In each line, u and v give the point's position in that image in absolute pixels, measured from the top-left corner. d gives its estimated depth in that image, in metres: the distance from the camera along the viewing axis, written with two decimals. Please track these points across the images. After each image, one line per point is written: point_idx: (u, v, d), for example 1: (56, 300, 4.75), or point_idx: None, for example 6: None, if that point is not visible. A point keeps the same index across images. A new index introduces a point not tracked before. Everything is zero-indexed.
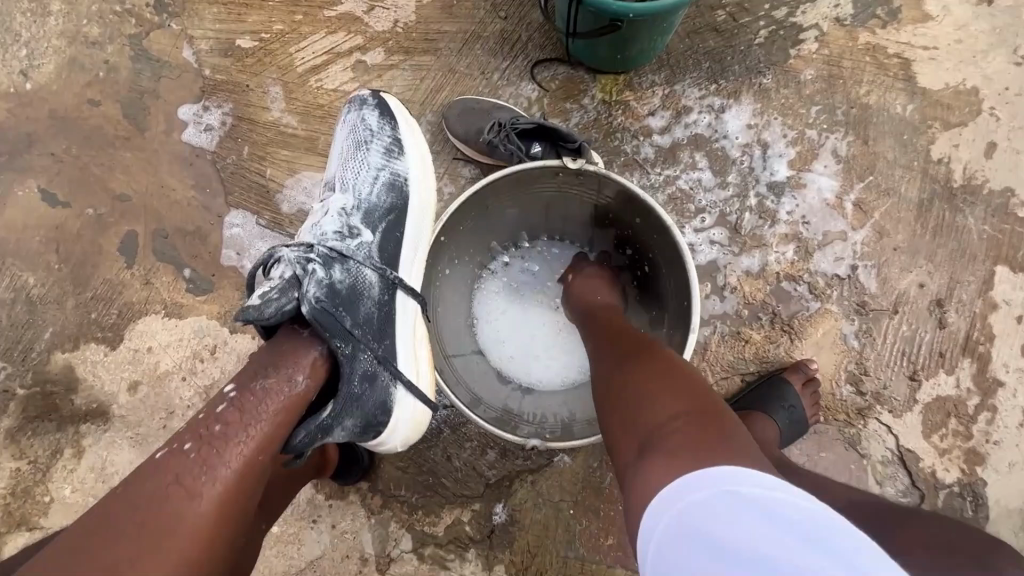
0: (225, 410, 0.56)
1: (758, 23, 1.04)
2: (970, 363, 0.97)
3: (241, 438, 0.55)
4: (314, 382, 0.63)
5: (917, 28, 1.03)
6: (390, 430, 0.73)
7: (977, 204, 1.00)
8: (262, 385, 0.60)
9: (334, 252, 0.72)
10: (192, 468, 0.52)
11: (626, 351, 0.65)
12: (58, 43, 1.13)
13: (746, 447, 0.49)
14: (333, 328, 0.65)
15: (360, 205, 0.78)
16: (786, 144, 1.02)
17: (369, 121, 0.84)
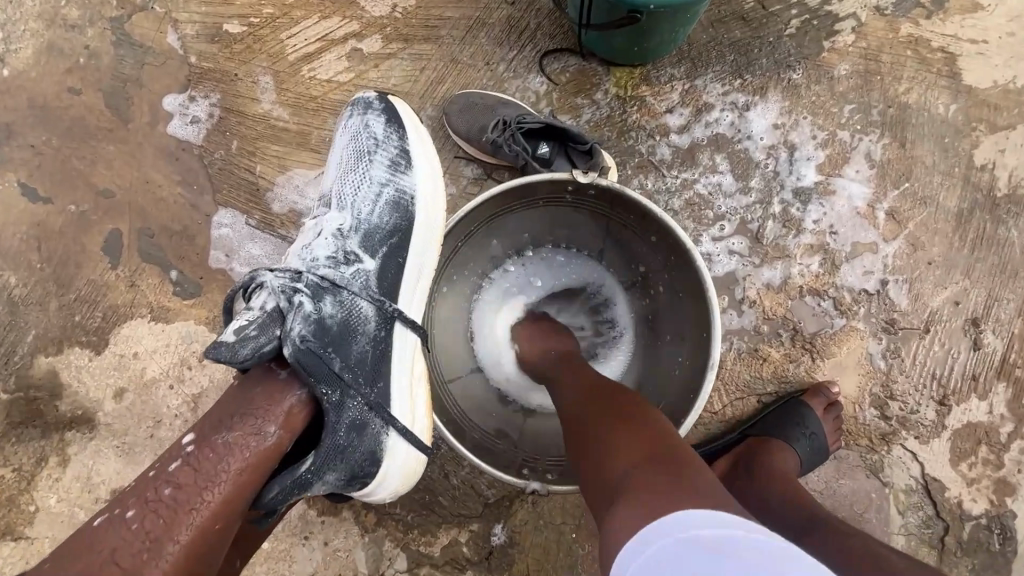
0: (179, 469, 0.52)
1: (790, 11, 0.95)
2: (1005, 388, 0.91)
3: (194, 506, 0.50)
4: (289, 435, 0.57)
5: (966, 18, 0.93)
6: (380, 479, 0.67)
7: (1022, 215, 0.92)
8: (226, 438, 0.54)
9: (324, 283, 0.66)
10: (133, 544, 0.47)
11: (599, 389, 0.63)
12: (35, 26, 1.06)
13: (714, 481, 0.46)
14: (316, 373, 0.59)
15: (358, 226, 0.71)
16: (815, 146, 0.94)
17: (374, 129, 0.76)
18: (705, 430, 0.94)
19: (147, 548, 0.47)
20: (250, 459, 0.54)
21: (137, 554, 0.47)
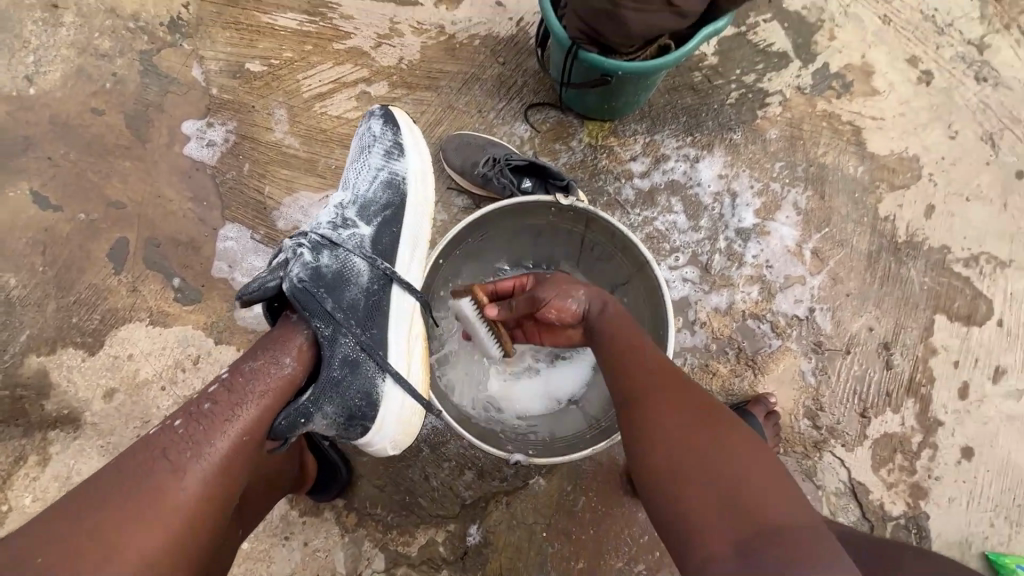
0: (216, 390, 0.60)
1: (730, 86, 1.15)
2: (914, 403, 1.06)
3: (228, 417, 0.58)
4: (302, 367, 0.66)
5: (867, 100, 1.16)
6: (378, 427, 0.74)
7: (918, 258, 1.11)
8: (252, 367, 0.63)
9: (325, 240, 0.74)
10: (179, 444, 0.54)
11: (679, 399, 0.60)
12: (67, 53, 1.16)
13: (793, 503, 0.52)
14: (313, 309, 0.67)
15: (356, 200, 0.81)
16: (752, 194, 1.12)
17: (373, 128, 0.87)
18: None
19: (192, 447, 0.55)
20: (274, 383, 0.62)
21: (185, 452, 0.54)
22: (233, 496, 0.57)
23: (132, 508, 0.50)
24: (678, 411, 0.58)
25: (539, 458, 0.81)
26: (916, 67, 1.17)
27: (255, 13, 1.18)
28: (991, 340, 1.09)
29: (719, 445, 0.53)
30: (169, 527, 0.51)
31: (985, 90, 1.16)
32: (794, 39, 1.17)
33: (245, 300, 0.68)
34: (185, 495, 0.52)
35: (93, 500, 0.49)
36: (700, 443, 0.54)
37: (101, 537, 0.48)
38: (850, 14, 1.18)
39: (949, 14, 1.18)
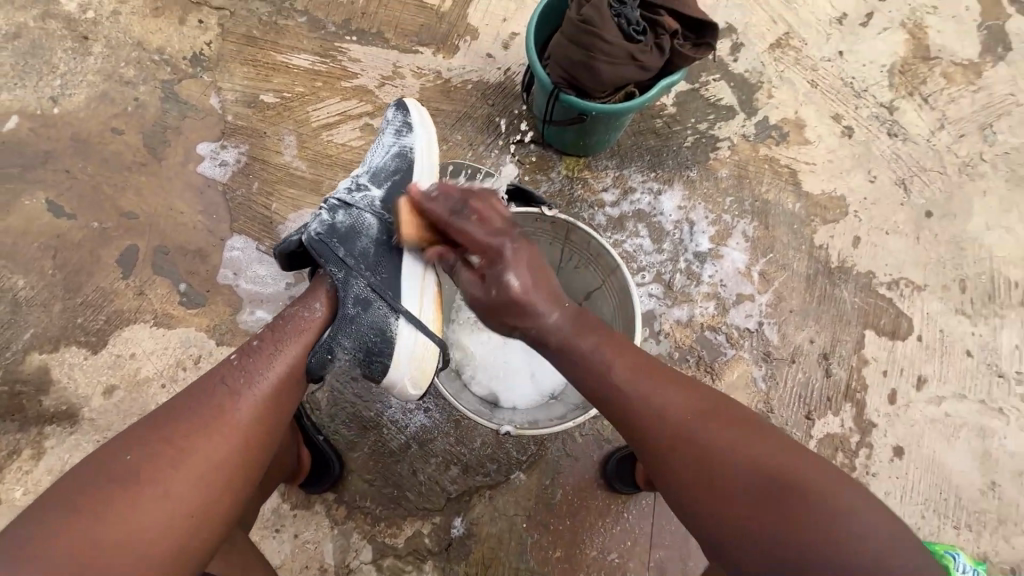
0: (263, 335, 0.79)
1: (686, 131, 1.34)
2: (851, 407, 1.21)
3: (272, 353, 0.76)
4: (329, 310, 0.84)
5: (801, 148, 1.35)
6: (395, 363, 0.85)
7: (849, 281, 1.29)
8: (291, 312, 0.82)
9: (341, 200, 0.88)
10: (235, 374, 0.72)
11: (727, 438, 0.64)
12: (93, 79, 1.27)
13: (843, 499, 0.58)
14: (329, 255, 0.83)
15: (369, 171, 0.92)
16: (707, 223, 1.29)
17: (388, 113, 0.99)
18: None
19: (245, 376, 0.72)
20: (306, 328, 0.81)
21: (240, 380, 0.71)
22: (276, 420, 0.73)
23: (197, 424, 0.65)
24: (701, 458, 0.63)
25: (525, 430, 0.92)
26: (841, 122, 1.37)
27: (271, 52, 1.30)
28: (913, 353, 1.25)
29: (751, 477, 0.60)
30: (225, 439, 0.66)
31: (897, 143, 1.37)
32: (739, 96, 1.37)
33: (281, 254, 0.88)
34: (238, 415, 0.68)
35: (167, 417, 0.65)
36: (735, 478, 0.61)
37: (173, 445, 0.63)
38: (785, 77, 1.38)
39: (865, 81, 1.39)
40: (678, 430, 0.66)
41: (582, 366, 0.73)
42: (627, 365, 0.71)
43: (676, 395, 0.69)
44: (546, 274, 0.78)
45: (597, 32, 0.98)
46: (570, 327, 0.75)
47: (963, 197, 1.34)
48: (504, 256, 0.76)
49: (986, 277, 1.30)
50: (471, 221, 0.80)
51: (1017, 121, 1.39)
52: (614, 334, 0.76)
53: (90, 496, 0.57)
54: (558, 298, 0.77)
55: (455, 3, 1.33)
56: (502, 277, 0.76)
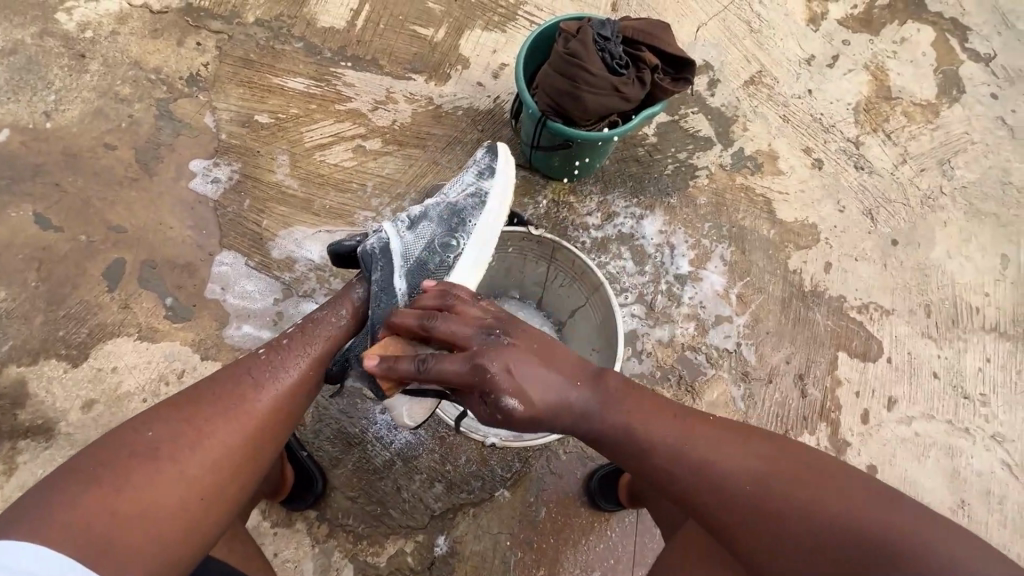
0: (292, 331, 0.85)
1: (667, 160, 1.40)
2: (825, 426, 1.26)
3: (300, 352, 0.81)
4: (355, 320, 0.89)
5: (774, 178, 1.42)
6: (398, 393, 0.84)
7: (821, 304, 1.34)
8: (320, 314, 0.88)
9: (408, 223, 0.95)
10: (261, 367, 0.77)
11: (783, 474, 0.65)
12: (88, 95, 1.29)
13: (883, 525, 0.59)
14: (372, 267, 0.90)
15: (441, 204, 0.97)
16: (687, 247, 1.34)
17: (479, 153, 1.04)
18: None
19: (270, 370, 0.77)
20: (333, 332, 0.87)
21: (264, 372, 0.77)
22: (294, 412, 0.78)
23: (219, 411, 0.71)
24: (763, 509, 0.64)
25: (510, 441, 0.96)
26: (811, 155, 1.45)
27: (268, 75, 1.33)
28: (884, 373, 1.30)
29: (813, 525, 0.61)
30: (243, 427, 0.71)
31: (862, 176, 1.45)
32: (716, 128, 1.44)
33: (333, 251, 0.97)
34: (257, 408, 0.73)
35: (191, 400, 0.71)
36: (785, 518, 0.63)
37: (193, 429, 0.68)
38: (758, 112, 1.46)
39: (832, 117, 1.48)
40: (730, 492, 0.66)
41: (621, 445, 0.71)
42: (664, 433, 0.70)
43: (726, 459, 0.67)
44: (539, 379, 0.71)
45: (582, 65, 1.04)
46: (599, 407, 0.72)
47: (925, 227, 1.42)
48: (493, 381, 0.70)
49: (950, 302, 1.37)
50: (444, 361, 0.72)
51: (972, 157, 1.49)
52: (645, 394, 0.74)
53: (112, 467, 0.63)
54: (574, 379, 0.73)
55: (448, 34, 1.39)
56: (501, 401, 0.70)
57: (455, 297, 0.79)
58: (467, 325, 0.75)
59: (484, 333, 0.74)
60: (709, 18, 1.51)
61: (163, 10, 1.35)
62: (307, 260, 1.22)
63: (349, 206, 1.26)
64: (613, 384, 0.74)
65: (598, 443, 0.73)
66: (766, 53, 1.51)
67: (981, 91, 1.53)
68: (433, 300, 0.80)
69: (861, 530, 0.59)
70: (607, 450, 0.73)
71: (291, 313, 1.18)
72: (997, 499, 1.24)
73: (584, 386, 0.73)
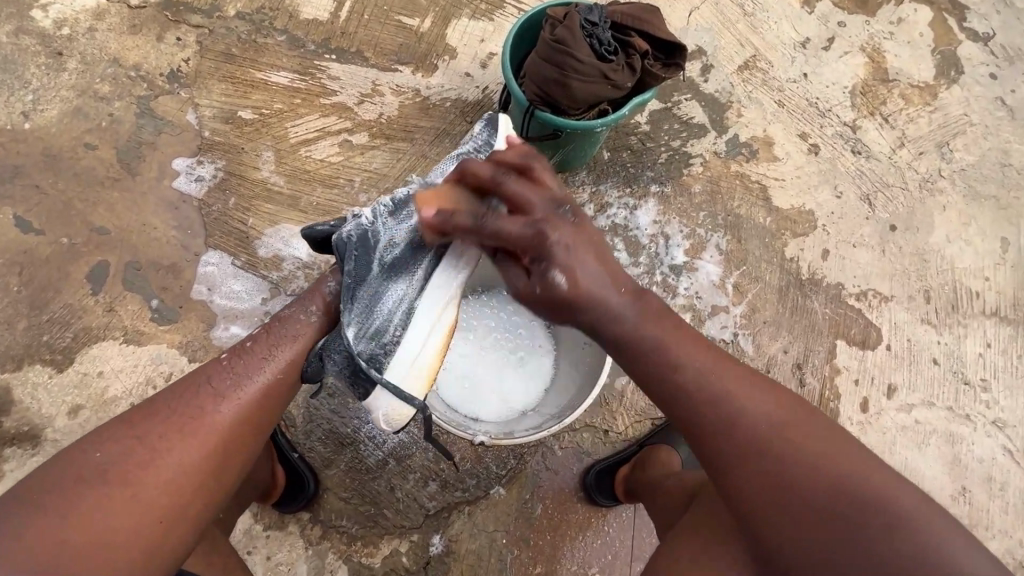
0: (255, 334, 0.83)
1: (660, 149, 1.37)
2: (824, 416, 1.25)
3: (265, 355, 0.80)
4: (327, 317, 0.87)
5: (770, 165, 1.39)
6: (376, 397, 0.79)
7: (819, 292, 1.32)
8: (287, 313, 0.86)
9: (391, 207, 0.87)
10: (223, 375, 0.76)
11: (799, 421, 0.67)
12: (66, 94, 1.26)
13: (905, 495, 0.59)
14: (345, 252, 0.85)
15: (427, 186, 0.89)
16: (682, 237, 1.32)
17: (476, 129, 0.94)
18: (613, 447, 1.11)
19: (231, 378, 0.76)
20: (302, 331, 0.84)
21: (225, 382, 0.75)
22: (260, 417, 0.76)
23: (175, 425, 0.69)
24: (779, 450, 0.64)
25: (500, 439, 0.96)
26: (807, 141, 1.42)
27: (250, 70, 1.30)
28: (882, 361, 1.29)
29: (823, 476, 0.62)
30: (204, 439, 0.70)
31: (860, 160, 1.42)
32: (710, 115, 1.41)
33: (311, 234, 0.93)
34: (218, 418, 0.72)
35: (147, 414, 0.70)
36: (803, 463, 0.63)
37: (146, 447, 0.66)
38: (753, 98, 1.43)
39: (828, 101, 1.45)
40: (752, 426, 0.67)
41: (651, 358, 0.72)
42: (699, 361, 0.71)
43: (756, 394, 0.69)
44: (597, 274, 0.71)
45: (570, 51, 1.01)
46: (636, 316, 0.73)
47: (924, 212, 1.40)
48: (551, 252, 0.69)
49: (949, 288, 1.35)
50: (504, 219, 0.71)
51: (971, 140, 1.46)
52: (682, 324, 0.74)
53: (60, 493, 0.61)
54: (619, 286, 0.73)
55: (434, 23, 1.35)
56: (547, 273, 0.69)
57: (537, 164, 0.75)
58: (541, 195, 0.72)
59: (555, 206, 0.72)
60: (702, 2, 1.48)
61: (142, 5, 1.32)
62: (294, 258, 1.20)
63: (336, 202, 1.24)
64: (652, 302, 0.74)
65: (620, 350, 0.74)
66: (760, 36, 1.48)
67: (981, 71, 1.50)
68: (513, 158, 0.75)
69: (879, 491, 0.59)
70: (632, 357, 0.73)
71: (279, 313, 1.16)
72: (998, 485, 1.23)
73: (626, 296, 0.73)
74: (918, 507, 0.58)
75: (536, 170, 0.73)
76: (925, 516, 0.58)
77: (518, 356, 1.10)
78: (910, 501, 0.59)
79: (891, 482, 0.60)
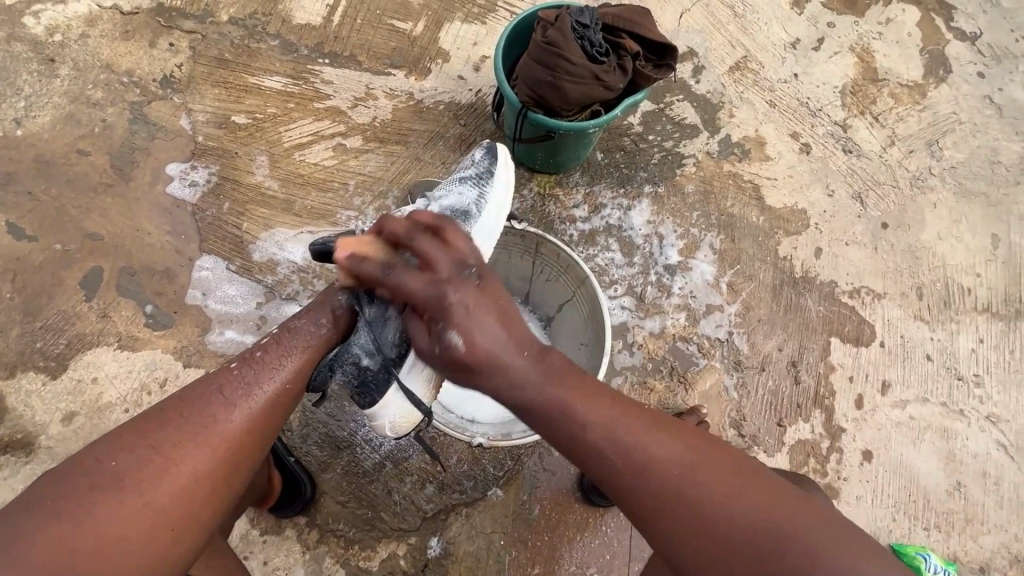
0: (265, 343, 0.82)
1: (653, 149, 1.38)
2: (820, 413, 1.26)
3: (276, 364, 0.80)
4: (334, 329, 0.87)
5: (762, 165, 1.40)
6: (382, 404, 0.82)
7: (813, 290, 1.33)
8: (296, 324, 0.85)
9: None
10: (234, 384, 0.75)
11: (708, 475, 0.61)
12: (59, 101, 1.26)
13: (813, 541, 0.56)
14: None
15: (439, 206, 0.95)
16: (676, 237, 1.33)
17: (475, 156, 1.02)
18: None
19: (243, 387, 0.75)
20: (312, 339, 0.85)
21: (236, 391, 0.74)
22: (269, 427, 0.76)
23: (187, 433, 0.68)
24: (692, 512, 0.60)
25: (498, 441, 0.98)
26: (798, 140, 1.43)
27: (243, 75, 1.30)
28: (876, 358, 1.30)
29: (737, 533, 0.58)
30: (216, 448, 0.69)
31: (851, 159, 1.43)
32: (702, 115, 1.42)
33: (319, 247, 0.94)
34: (230, 427, 0.71)
35: (159, 422, 0.68)
36: (714, 525, 0.59)
37: (159, 455, 0.66)
38: (744, 98, 1.44)
39: (818, 101, 1.46)
40: (659, 490, 0.62)
41: (558, 427, 0.65)
42: (606, 424, 0.65)
43: (666, 452, 0.63)
44: (495, 336, 0.67)
45: (561, 53, 1.02)
46: (541, 378, 0.66)
47: (915, 210, 1.41)
48: (447, 312, 0.67)
49: (941, 284, 1.36)
50: (407, 275, 0.71)
51: (960, 138, 1.47)
52: (585, 381, 0.68)
53: (72, 501, 0.60)
54: (520, 347, 0.67)
55: (427, 27, 1.36)
56: (445, 335, 0.66)
57: (450, 225, 0.75)
58: (448, 254, 0.72)
59: (459, 267, 0.71)
60: (692, 4, 1.49)
61: (134, 11, 1.32)
62: (289, 262, 1.20)
63: (330, 206, 1.24)
64: (555, 362, 0.68)
65: (526, 419, 0.67)
66: (750, 37, 1.49)
67: (968, 70, 1.52)
68: (428, 219, 0.76)
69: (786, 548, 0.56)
70: (535, 423, 0.67)
71: (273, 317, 1.16)
72: (993, 480, 1.24)
73: (529, 357, 0.67)
74: (827, 551, 0.55)
75: (443, 229, 0.74)
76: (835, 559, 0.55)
77: None
78: (820, 553, 0.55)
79: (797, 534, 0.57)
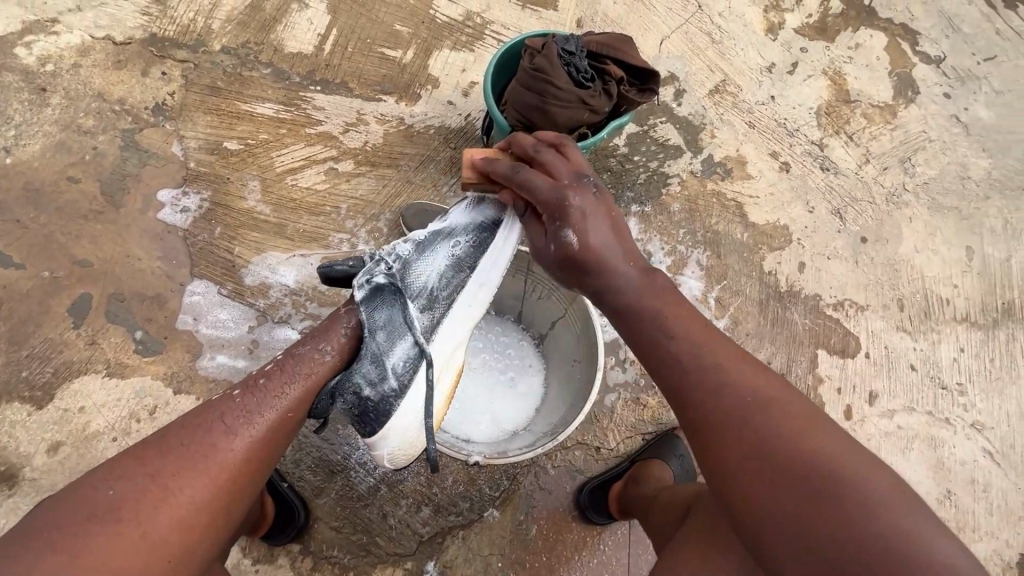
0: (270, 367, 0.78)
1: (639, 170, 1.42)
2: None
3: (279, 391, 0.76)
4: (340, 357, 0.82)
5: (744, 183, 1.44)
6: (383, 434, 0.83)
7: (798, 304, 1.36)
8: (301, 350, 0.81)
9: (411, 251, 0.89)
10: (236, 413, 0.73)
11: (786, 406, 0.65)
12: (49, 129, 1.26)
13: (875, 488, 0.57)
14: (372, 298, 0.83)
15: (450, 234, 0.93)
16: (663, 254, 1.36)
17: None
18: (605, 464, 1.11)
19: (244, 416, 0.73)
20: (315, 368, 0.80)
21: (237, 419, 0.72)
22: (271, 455, 0.74)
23: (187, 463, 0.67)
24: (763, 429, 0.64)
25: (494, 459, 0.94)
26: (778, 159, 1.48)
27: (235, 102, 1.32)
28: (862, 369, 1.32)
29: (809, 453, 0.60)
30: (214, 479, 0.68)
31: (829, 176, 1.49)
32: (685, 136, 1.47)
33: (327, 272, 0.90)
34: (230, 457, 0.70)
35: (161, 450, 0.67)
36: (784, 444, 0.62)
37: (158, 486, 0.65)
38: (725, 119, 1.49)
39: (795, 121, 1.52)
40: (735, 399, 0.67)
41: (650, 323, 0.76)
42: (694, 336, 0.74)
43: (758, 376, 0.69)
44: (606, 238, 0.79)
45: (548, 79, 1.05)
46: (638, 287, 0.78)
47: (892, 224, 1.46)
48: (567, 214, 0.79)
49: (920, 296, 1.40)
50: (534, 174, 0.83)
51: (931, 155, 1.54)
52: (682, 301, 0.78)
53: (71, 531, 0.60)
54: (628, 258, 0.80)
55: (416, 55, 1.40)
56: (560, 234, 0.79)
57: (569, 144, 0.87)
58: (568, 166, 0.84)
59: (576, 177, 0.83)
60: (672, 31, 1.55)
61: (126, 41, 1.34)
62: (281, 285, 1.20)
63: (323, 229, 1.25)
64: (660, 281, 0.79)
65: (621, 319, 0.78)
66: (728, 61, 1.55)
67: (935, 91, 1.59)
68: (548, 138, 0.88)
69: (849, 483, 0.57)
70: (635, 326, 0.77)
71: (266, 341, 1.16)
72: (981, 487, 1.26)
73: (633, 267, 0.79)
74: (888, 498, 0.56)
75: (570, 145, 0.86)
76: (892, 507, 0.55)
77: (508, 377, 1.15)
78: (883, 497, 0.56)
79: (856, 475, 0.58)
